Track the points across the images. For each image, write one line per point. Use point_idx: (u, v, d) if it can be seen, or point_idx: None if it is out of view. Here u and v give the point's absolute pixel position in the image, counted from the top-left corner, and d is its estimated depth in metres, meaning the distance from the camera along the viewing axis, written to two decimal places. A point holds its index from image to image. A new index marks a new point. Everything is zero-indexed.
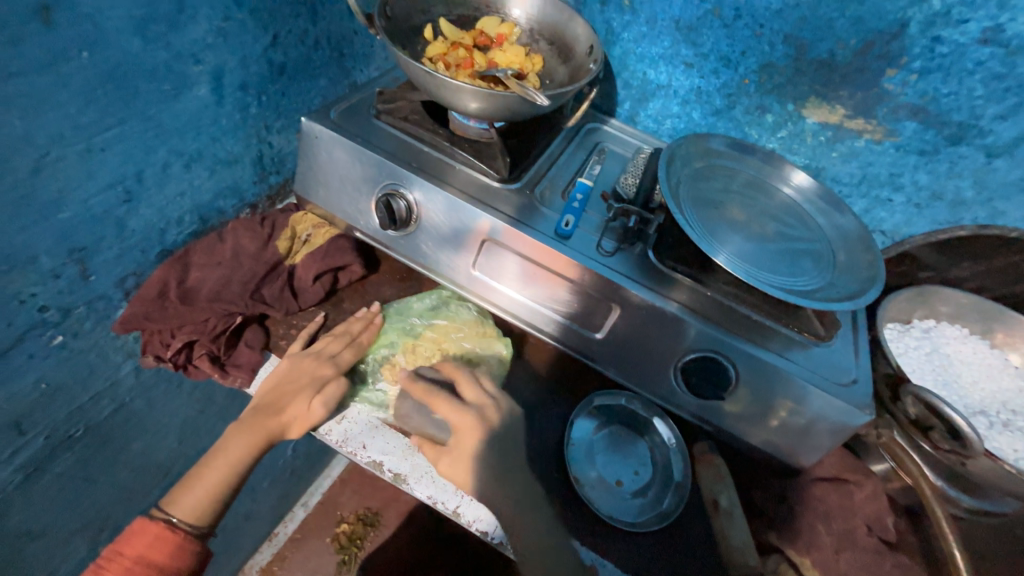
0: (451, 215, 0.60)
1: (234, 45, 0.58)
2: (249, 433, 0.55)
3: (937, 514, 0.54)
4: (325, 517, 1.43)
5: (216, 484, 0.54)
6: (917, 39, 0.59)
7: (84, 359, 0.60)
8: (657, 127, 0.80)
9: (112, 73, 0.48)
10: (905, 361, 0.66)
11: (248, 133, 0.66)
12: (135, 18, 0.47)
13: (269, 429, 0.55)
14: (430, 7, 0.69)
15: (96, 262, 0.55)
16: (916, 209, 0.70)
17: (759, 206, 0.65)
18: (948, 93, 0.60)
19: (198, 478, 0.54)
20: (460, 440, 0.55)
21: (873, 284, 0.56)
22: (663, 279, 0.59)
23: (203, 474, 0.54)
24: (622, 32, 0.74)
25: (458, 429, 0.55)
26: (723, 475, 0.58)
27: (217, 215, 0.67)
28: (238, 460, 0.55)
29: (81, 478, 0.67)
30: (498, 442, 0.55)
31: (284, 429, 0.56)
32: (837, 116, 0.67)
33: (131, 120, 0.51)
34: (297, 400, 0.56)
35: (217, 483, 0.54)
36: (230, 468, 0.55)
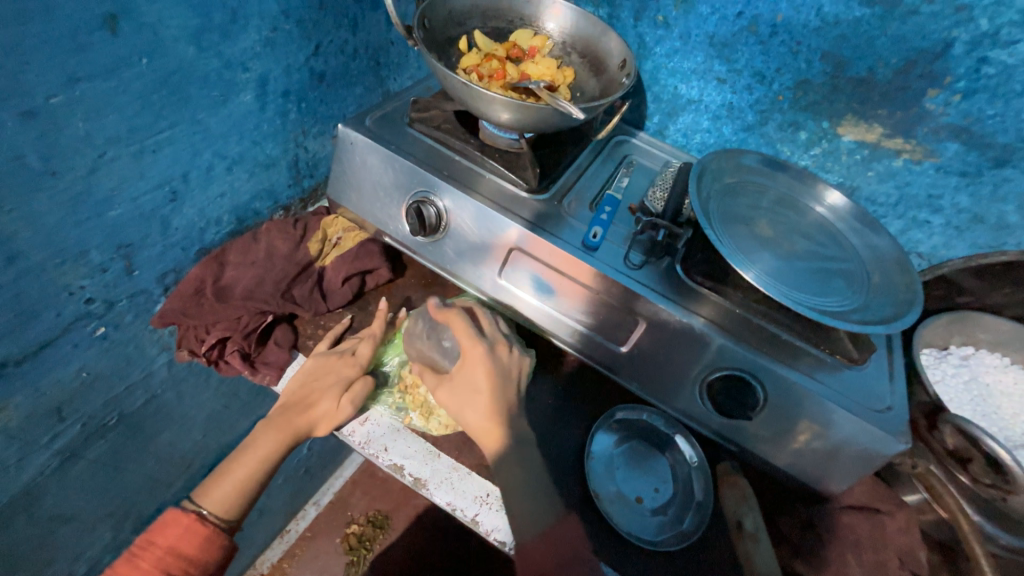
0: (480, 224, 0.61)
1: (279, 55, 0.60)
2: (277, 430, 0.56)
3: (977, 551, 0.51)
4: (336, 517, 1.43)
5: (245, 478, 0.55)
6: (961, 59, 0.58)
7: (123, 351, 0.62)
8: (686, 141, 0.80)
9: (167, 79, 0.50)
10: (942, 389, 0.64)
11: (286, 138, 0.68)
12: (192, 28, 0.50)
13: (297, 427, 0.56)
14: (466, 19, 0.71)
15: (141, 258, 0.57)
16: (955, 232, 0.67)
17: (790, 224, 0.64)
18: (994, 114, 0.58)
19: (228, 472, 0.55)
20: (468, 365, 0.57)
21: (910, 308, 0.54)
22: (691, 294, 0.58)
23: (232, 469, 0.55)
24: (655, 47, 0.75)
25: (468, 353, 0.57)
26: (747, 496, 0.55)
27: (253, 216, 0.70)
28: (267, 456, 0.56)
29: (111, 465, 0.69)
30: (500, 379, 0.56)
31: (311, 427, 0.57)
32: (875, 135, 0.66)
33: (181, 124, 0.54)
34: (326, 398, 0.57)
35: (245, 477, 0.55)
36: (258, 463, 0.56)
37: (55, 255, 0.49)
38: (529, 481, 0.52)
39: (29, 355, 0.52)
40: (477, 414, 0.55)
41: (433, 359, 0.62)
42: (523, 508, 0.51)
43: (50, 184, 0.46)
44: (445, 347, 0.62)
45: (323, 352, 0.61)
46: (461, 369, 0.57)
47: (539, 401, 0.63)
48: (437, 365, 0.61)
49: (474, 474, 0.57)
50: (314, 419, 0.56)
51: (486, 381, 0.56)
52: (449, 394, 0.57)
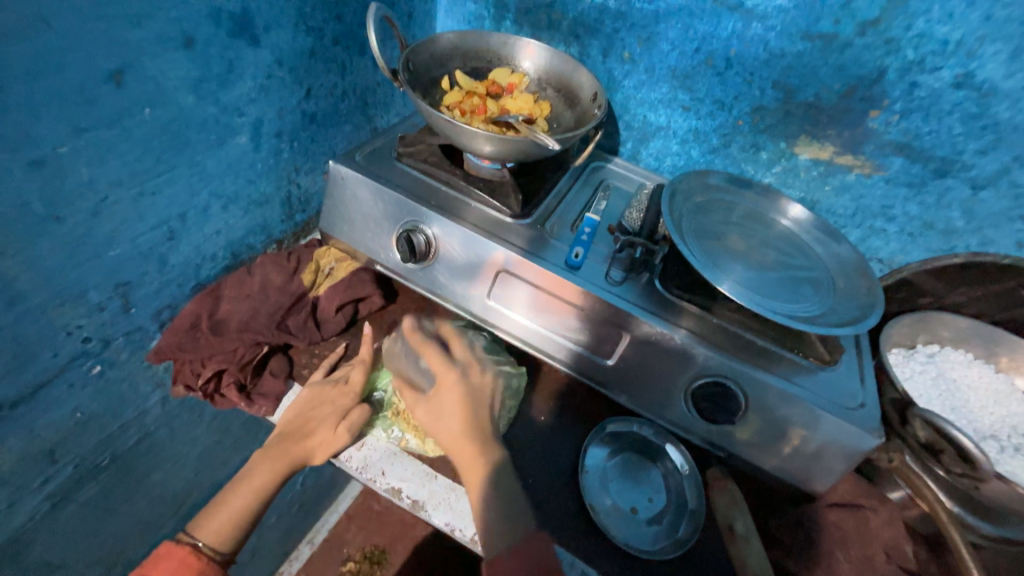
0: (467, 249, 0.64)
1: (272, 99, 0.64)
2: (274, 459, 0.57)
3: (955, 540, 0.54)
4: (331, 555, 1.39)
5: (243, 508, 0.55)
6: (895, 83, 0.64)
7: (118, 388, 0.62)
8: (658, 164, 0.85)
9: (167, 126, 0.53)
10: (912, 386, 0.68)
11: (279, 175, 0.71)
12: (192, 79, 0.53)
13: (294, 456, 0.57)
14: (447, 61, 0.76)
15: (138, 295, 0.59)
16: (910, 238, 0.73)
17: (758, 237, 0.68)
18: (930, 131, 0.64)
19: (224, 502, 0.56)
20: (442, 390, 0.60)
21: (873, 310, 0.58)
22: (671, 306, 0.61)
23: (228, 499, 0.56)
24: (623, 80, 0.81)
25: (441, 379, 0.61)
26: (737, 501, 0.57)
27: (247, 250, 0.72)
28: (263, 486, 0.56)
29: (102, 508, 0.68)
30: (473, 400, 0.59)
31: (308, 456, 0.58)
32: (828, 152, 0.72)
33: (180, 167, 0.57)
34: (323, 427, 0.58)
35: (241, 506, 0.56)
36: (255, 493, 0.56)
37: (55, 296, 0.50)
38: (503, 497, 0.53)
39: (25, 396, 0.52)
40: (449, 431, 0.58)
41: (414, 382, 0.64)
42: (491, 522, 0.52)
43: (54, 228, 0.48)
44: (422, 369, 0.64)
45: (320, 381, 0.62)
46: (436, 390, 0.61)
47: (532, 417, 0.64)
48: (414, 384, 0.64)
49: None
50: (311, 447, 0.57)
51: (457, 400, 0.59)
52: (424, 414, 0.59)
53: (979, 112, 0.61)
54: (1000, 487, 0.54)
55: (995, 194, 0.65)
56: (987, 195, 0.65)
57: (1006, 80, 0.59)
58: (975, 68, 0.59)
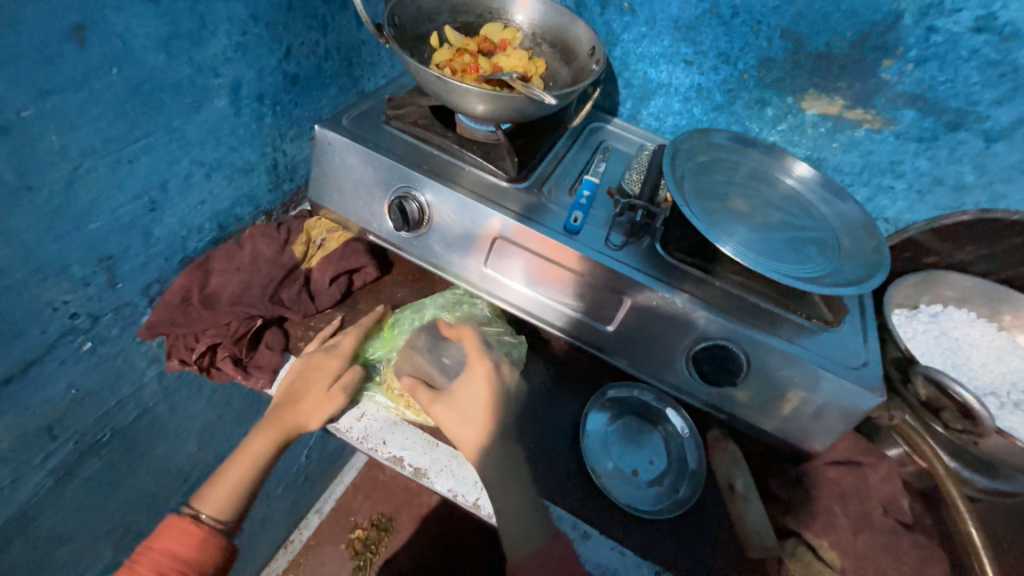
0: (462, 215, 0.62)
1: (251, 58, 0.60)
2: (270, 427, 0.57)
3: (953, 494, 0.56)
4: (340, 523, 1.43)
5: (239, 479, 0.56)
6: (912, 29, 0.60)
7: (112, 365, 0.62)
8: (659, 125, 0.82)
9: (139, 87, 0.50)
10: (914, 345, 0.67)
11: (263, 142, 0.68)
12: (161, 35, 0.50)
13: (287, 423, 0.57)
14: (436, 15, 0.71)
15: (124, 269, 0.57)
16: (917, 196, 0.71)
17: (762, 197, 0.66)
18: (944, 80, 0.61)
19: (222, 474, 0.56)
20: (472, 391, 0.59)
21: (878, 269, 0.57)
22: (672, 271, 0.60)
23: (227, 470, 0.56)
24: (623, 34, 0.76)
25: (473, 378, 0.59)
26: (738, 459, 0.59)
27: (235, 222, 0.70)
28: (260, 454, 0.57)
29: (107, 482, 0.68)
30: (502, 403, 0.58)
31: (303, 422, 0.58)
32: (836, 107, 0.69)
33: (157, 132, 0.54)
34: (314, 394, 0.58)
35: (240, 476, 0.56)
36: (253, 462, 0.56)
37: (36, 270, 0.49)
38: (524, 495, 0.54)
39: (17, 374, 0.51)
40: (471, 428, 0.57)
41: (430, 376, 0.62)
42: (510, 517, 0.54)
43: (27, 199, 0.45)
44: (444, 364, 0.63)
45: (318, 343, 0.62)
46: (461, 387, 0.59)
47: (530, 383, 0.64)
48: (432, 380, 0.62)
49: None
50: (305, 409, 0.57)
51: (486, 400, 0.58)
52: (447, 411, 0.58)
53: (998, 58, 0.58)
54: (1000, 442, 0.53)
55: (1010, 147, 0.63)
56: (1001, 149, 0.63)
57: None
58: (997, 10, 0.56)
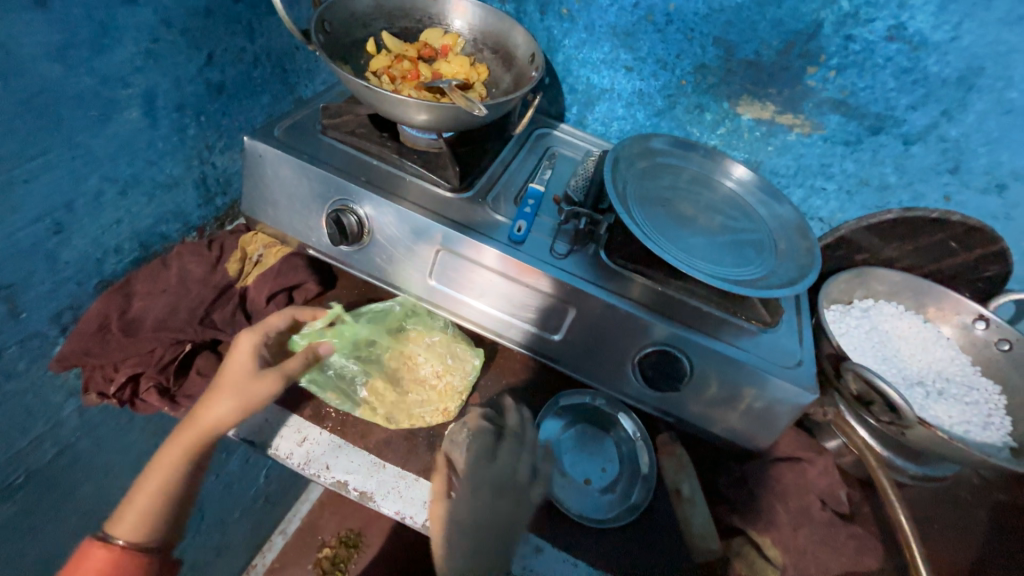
0: (404, 228, 0.60)
1: (165, 67, 0.57)
2: (179, 436, 0.52)
3: (883, 484, 0.57)
4: (305, 542, 1.38)
5: (153, 493, 0.52)
6: (832, 38, 0.63)
7: (21, 401, 0.57)
8: (605, 130, 0.82)
9: (31, 101, 0.46)
10: (846, 339, 0.70)
11: (187, 155, 0.64)
12: (53, 44, 0.46)
13: (197, 428, 0.52)
14: (371, 21, 0.69)
15: (27, 298, 0.53)
16: (847, 196, 0.74)
17: (703, 201, 0.68)
18: (864, 87, 0.64)
19: (132, 495, 0.52)
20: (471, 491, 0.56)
21: (810, 270, 0.59)
22: (617, 278, 0.60)
23: (136, 491, 0.52)
24: (564, 39, 0.76)
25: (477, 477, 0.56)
26: (684, 463, 0.59)
27: (160, 241, 0.65)
28: (171, 468, 0.52)
29: (25, 527, 0.63)
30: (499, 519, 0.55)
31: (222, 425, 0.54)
32: (769, 112, 0.71)
33: (55, 149, 0.49)
34: (229, 390, 0.52)
35: (151, 493, 0.52)
36: (166, 474, 0.52)
37: None
38: None
39: None
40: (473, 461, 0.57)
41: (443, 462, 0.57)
42: None
43: None
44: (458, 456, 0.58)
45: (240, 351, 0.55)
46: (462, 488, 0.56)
47: (480, 397, 0.63)
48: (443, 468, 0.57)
49: (422, 480, 0.56)
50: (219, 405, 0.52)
51: (485, 510, 0.55)
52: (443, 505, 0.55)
53: (910, 66, 0.61)
54: (924, 433, 0.55)
55: (925, 149, 0.66)
56: (918, 150, 0.67)
57: (935, 31, 0.59)
58: (907, 20, 0.59)
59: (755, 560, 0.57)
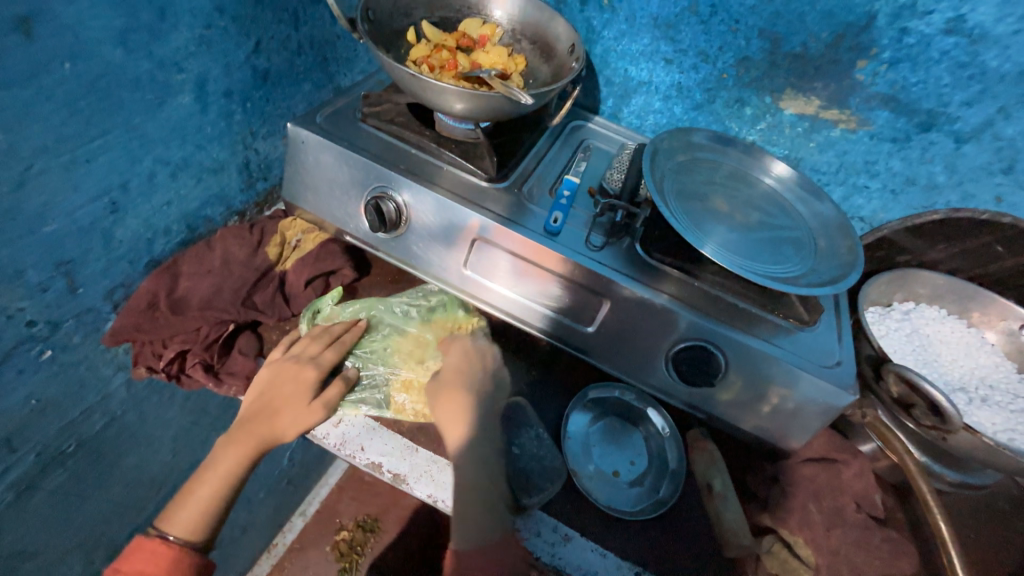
0: (440, 216, 0.61)
1: (216, 53, 0.58)
2: (237, 444, 0.55)
3: (921, 489, 0.57)
4: (324, 525, 1.41)
5: (211, 497, 0.54)
6: (885, 30, 0.61)
7: (75, 373, 0.59)
8: (640, 123, 0.81)
9: (94, 84, 0.48)
10: (887, 342, 0.68)
11: (233, 140, 0.66)
12: (118, 28, 0.47)
13: (259, 437, 0.55)
14: (412, 10, 0.70)
15: (84, 274, 0.55)
16: (891, 195, 0.72)
17: (741, 197, 0.67)
18: (917, 81, 0.62)
19: (189, 495, 0.55)
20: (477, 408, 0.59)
21: (853, 269, 0.57)
22: (652, 271, 0.60)
23: (196, 489, 0.55)
24: (603, 31, 0.76)
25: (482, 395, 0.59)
26: (716, 459, 0.59)
27: (205, 223, 0.67)
28: (231, 472, 0.55)
29: (74, 493, 0.66)
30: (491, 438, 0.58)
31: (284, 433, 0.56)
32: (813, 107, 0.69)
33: (114, 131, 0.51)
34: (293, 391, 0.56)
35: (209, 496, 0.54)
36: (224, 478, 0.55)
37: None
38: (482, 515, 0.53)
39: None
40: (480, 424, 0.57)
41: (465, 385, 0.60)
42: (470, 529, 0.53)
43: None
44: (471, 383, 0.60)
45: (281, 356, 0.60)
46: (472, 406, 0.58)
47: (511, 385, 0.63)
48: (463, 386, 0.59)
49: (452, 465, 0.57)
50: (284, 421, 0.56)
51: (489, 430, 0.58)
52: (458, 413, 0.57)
53: (968, 60, 0.59)
54: (968, 438, 0.54)
55: (978, 148, 0.64)
56: (970, 149, 0.64)
57: (997, 24, 0.56)
58: (967, 12, 0.57)
59: (788, 560, 0.55)
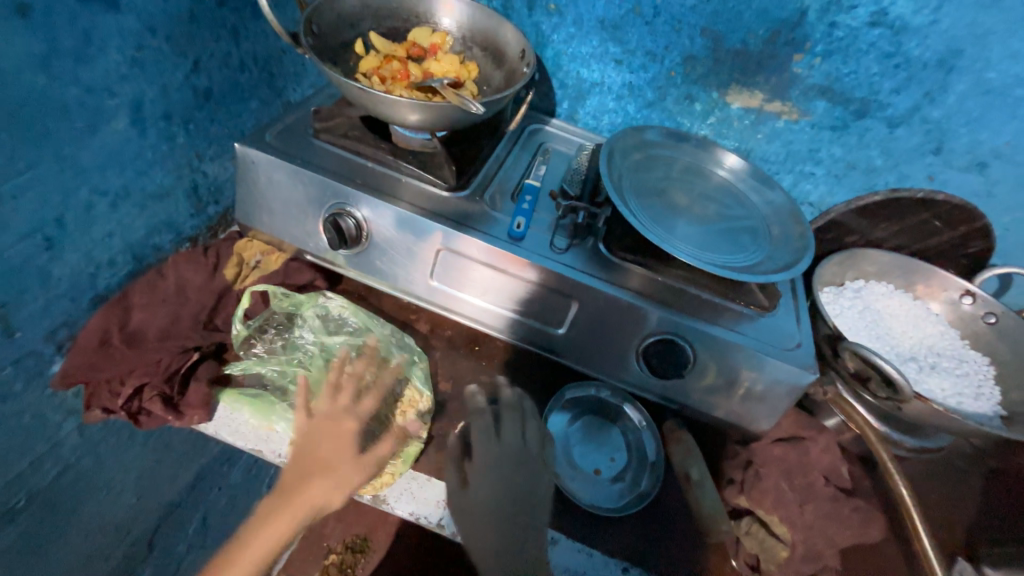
0: (403, 229, 0.60)
1: (151, 75, 0.55)
2: (279, 514, 0.51)
3: (883, 458, 0.60)
4: (311, 551, 1.35)
5: (251, 564, 0.49)
6: (816, 25, 0.64)
7: (19, 423, 0.56)
8: (596, 124, 0.83)
9: (15, 114, 0.44)
10: (842, 320, 0.71)
11: (178, 164, 0.63)
12: (37, 53, 0.45)
13: (299, 509, 0.51)
14: (358, 21, 0.69)
15: (21, 317, 0.51)
16: (836, 179, 0.75)
17: (697, 190, 0.69)
18: (849, 72, 0.66)
19: (231, 561, 0.49)
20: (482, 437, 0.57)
21: (805, 254, 0.60)
22: (617, 270, 0.61)
23: (244, 549, 0.50)
24: (552, 34, 0.76)
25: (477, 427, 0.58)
26: (692, 449, 0.60)
27: (153, 252, 0.64)
28: (269, 545, 0.50)
29: (29, 551, 0.61)
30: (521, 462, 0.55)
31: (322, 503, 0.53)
32: (757, 100, 0.72)
33: (43, 162, 0.48)
34: (339, 480, 0.53)
35: (252, 562, 0.49)
36: (269, 542, 0.50)
37: None
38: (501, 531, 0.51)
39: None
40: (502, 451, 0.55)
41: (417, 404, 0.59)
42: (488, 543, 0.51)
43: None
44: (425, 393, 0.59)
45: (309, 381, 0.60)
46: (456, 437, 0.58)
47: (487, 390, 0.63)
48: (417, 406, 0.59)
49: (434, 479, 0.56)
50: (320, 457, 0.54)
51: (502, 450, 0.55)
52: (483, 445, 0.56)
53: (892, 50, 0.63)
54: (921, 406, 0.57)
55: (910, 131, 0.68)
56: (903, 133, 0.68)
57: (915, 16, 0.60)
58: (887, 6, 0.61)
59: (764, 539, 0.58)
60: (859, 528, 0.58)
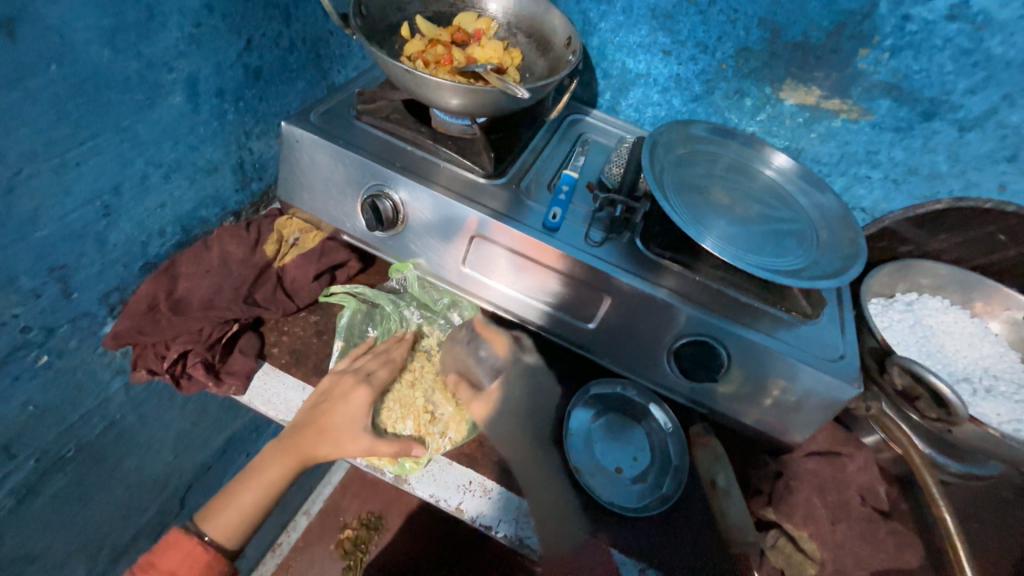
0: (439, 215, 0.60)
1: (207, 52, 0.57)
2: (285, 454, 0.56)
3: (926, 481, 0.56)
4: (328, 523, 1.39)
5: (250, 507, 0.55)
6: (887, 18, 0.60)
7: (72, 378, 0.59)
8: (638, 116, 0.80)
9: (82, 85, 0.47)
10: (890, 334, 0.68)
11: (227, 140, 0.65)
12: (105, 27, 0.47)
13: (303, 453, 0.55)
14: (405, 5, 0.69)
15: (78, 279, 0.54)
16: (893, 184, 0.71)
17: (741, 189, 0.66)
18: (919, 69, 0.61)
19: (235, 497, 0.56)
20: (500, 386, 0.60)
21: (855, 261, 0.57)
22: (652, 266, 0.59)
23: (239, 495, 0.56)
24: (600, 23, 0.75)
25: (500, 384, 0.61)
26: (719, 455, 0.58)
27: (200, 224, 0.67)
28: (277, 479, 0.56)
29: (76, 497, 0.66)
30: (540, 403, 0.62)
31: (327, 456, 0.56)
32: (814, 97, 0.68)
33: (105, 133, 0.51)
34: (336, 440, 0.55)
35: (252, 504, 0.56)
36: (267, 487, 0.56)
37: None
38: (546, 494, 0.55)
39: None
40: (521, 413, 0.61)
41: (467, 368, 0.62)
42: (548, 504, 0.55)
43: None
44: (480, 357, 0.62)
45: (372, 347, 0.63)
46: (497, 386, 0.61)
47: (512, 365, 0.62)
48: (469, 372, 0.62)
49: (454, 464, 0.57)
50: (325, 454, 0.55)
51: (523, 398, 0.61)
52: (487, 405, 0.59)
53: (971, 47, 0.58)
54: (974, 430, 0.54)
55: (981, 136, 0.63)
56: (974, 138, 0.64)
57: (1002, 10, 0.56)
58: None
59: (792, 554, 0.57)
60: (893, 552, 0.55)
